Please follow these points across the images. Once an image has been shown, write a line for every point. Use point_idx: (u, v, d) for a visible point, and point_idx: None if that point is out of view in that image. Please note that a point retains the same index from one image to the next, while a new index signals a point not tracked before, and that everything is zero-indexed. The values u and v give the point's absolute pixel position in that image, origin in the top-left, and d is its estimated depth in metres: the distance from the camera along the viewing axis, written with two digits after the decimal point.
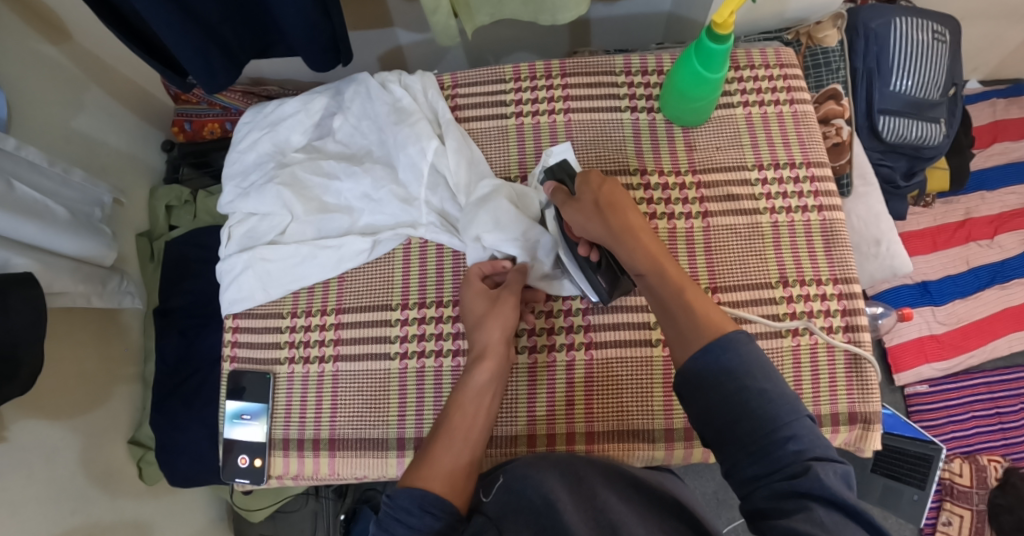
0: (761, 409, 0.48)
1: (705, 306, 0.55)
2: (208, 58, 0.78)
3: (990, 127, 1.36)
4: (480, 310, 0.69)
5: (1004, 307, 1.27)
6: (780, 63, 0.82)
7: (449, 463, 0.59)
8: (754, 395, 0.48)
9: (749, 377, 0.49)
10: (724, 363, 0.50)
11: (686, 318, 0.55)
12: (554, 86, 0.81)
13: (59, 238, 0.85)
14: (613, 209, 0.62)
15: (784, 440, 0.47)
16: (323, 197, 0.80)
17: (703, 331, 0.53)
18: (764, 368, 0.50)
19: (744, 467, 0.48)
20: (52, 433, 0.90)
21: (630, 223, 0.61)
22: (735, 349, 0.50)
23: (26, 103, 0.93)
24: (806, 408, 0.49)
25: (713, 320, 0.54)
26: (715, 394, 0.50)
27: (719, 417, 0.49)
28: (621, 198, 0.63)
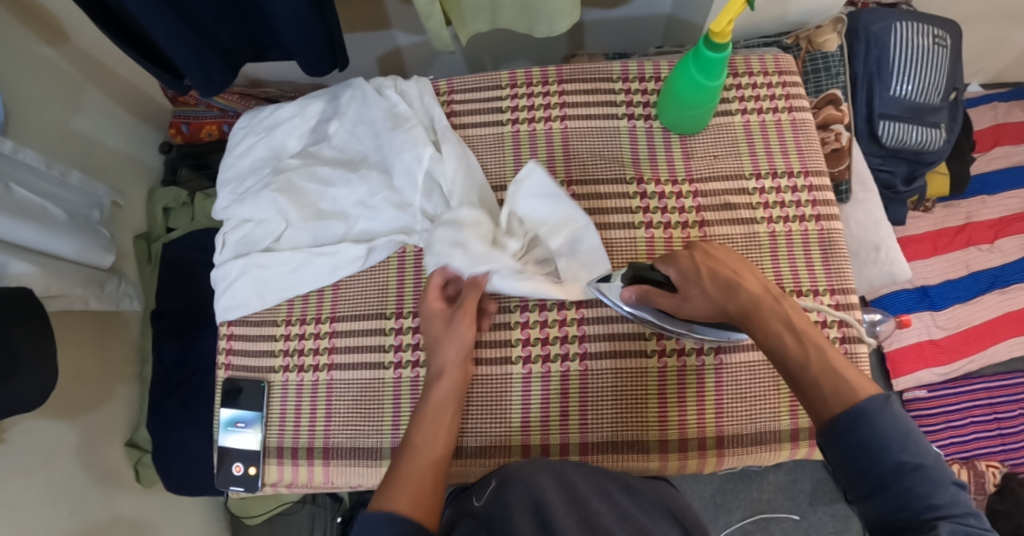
0: (890, 475, 0.48)
1: (841, 369, 0.53)
2: (203, 64, 0.78)
3: (991, 131, 1.35)
4: (438, 333, 0.70)
5: (1004, 312, 1.27)
6: (779, 70, 0.81)
7: (417, 479, 0.60)
8: (892, 466, 0.48)
9: (889, 444, 0.48)
10: (862, 436, 0.49)
11: (815, 387, 0.53)
12: (551, 93, 0.80)
13: (57, 239, 0.85)
14: (721, 280, 0.61)
15: (918, 506, 0.46)
16: (319, 203, 0.80)
17: (837, 398, 0.51)
18: (903, 436, 0.48)
19: (882, 518, 0.48)
20: (51, 436, 0.91)
21: (745, 294, 0.59)
22: (871, 420, 0.49)
23: (24, 104, 0.92)
24: (952, 474, 0.47)
25: (851, 385, 0.52)
26: (851, 461, 0.50)
27: (857, 481, 0.49)
28: (728, 269, 0.62)
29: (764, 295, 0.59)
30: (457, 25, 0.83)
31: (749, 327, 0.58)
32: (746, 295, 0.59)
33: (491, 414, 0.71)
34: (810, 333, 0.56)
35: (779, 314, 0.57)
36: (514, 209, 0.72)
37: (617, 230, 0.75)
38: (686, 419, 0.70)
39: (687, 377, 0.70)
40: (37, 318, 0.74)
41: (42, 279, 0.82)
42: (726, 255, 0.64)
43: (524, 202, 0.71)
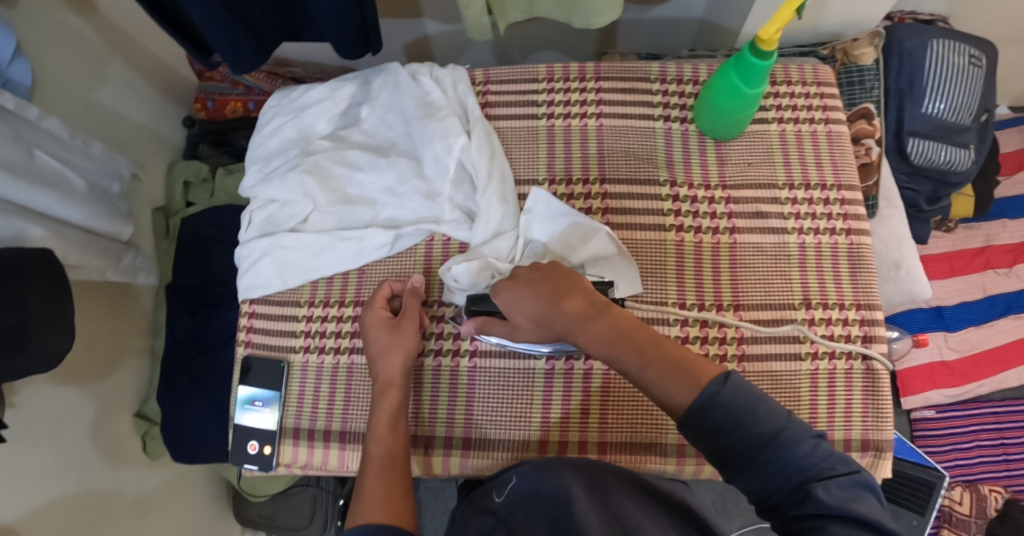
0: (759, 449, 0.49)
1: (681, 358, 0.55)
2: (235, 45, 0.78)
3: (1018, 154, 1.34)
4: (381, 344, 0.70)
5: (1018, 337, 1.26)
6: (817, 80, 0.80)
7: (383, 487, 0.63)
8: (755, 440, 0.49)
9: (742, 420, 0.50)
10: (718, 422, 0.51)
11: (662, 386, 0.55)
12: (587, 89, 0.80)
13: (78, 210, 0.85)
14: (545, 292, 0.62)
15: (790, 472, 0.48)
16: (346, 188, 0.79)
17: (686, 387, 0.53)
18: (751, 408, 0.50)
19: (763, 489, 0.50)
20: (60, 405, 0.91)
21: (568, 309, 0.60)
22: (718, 404, 0.51)
23: (47, 72, 0.92)
24: (803, 425, 0.50)
25: (692, 369, 0.54)
26: (720, 448, 0.51)
27: (732, 463, 0.50)
28: (550, 282, 0.63)
29: (589, 306, 0.61)
30: (497, 14, 0.82)
31: (584, 341, 0.60)
32: (574, 310, 0.60)
33: (509, 409, 0.71)
34: (642, 334, 0.58)
35: (603, 325, 0.59)
36: (530, 236, 0.74)
37: (647, 231, 0.75)
38: None
39: None
40: (57, 285, 0.74)
41: (60, 249, 0.82)
42: (552, 267, 0.65)
43: (536, 227, 0.73)
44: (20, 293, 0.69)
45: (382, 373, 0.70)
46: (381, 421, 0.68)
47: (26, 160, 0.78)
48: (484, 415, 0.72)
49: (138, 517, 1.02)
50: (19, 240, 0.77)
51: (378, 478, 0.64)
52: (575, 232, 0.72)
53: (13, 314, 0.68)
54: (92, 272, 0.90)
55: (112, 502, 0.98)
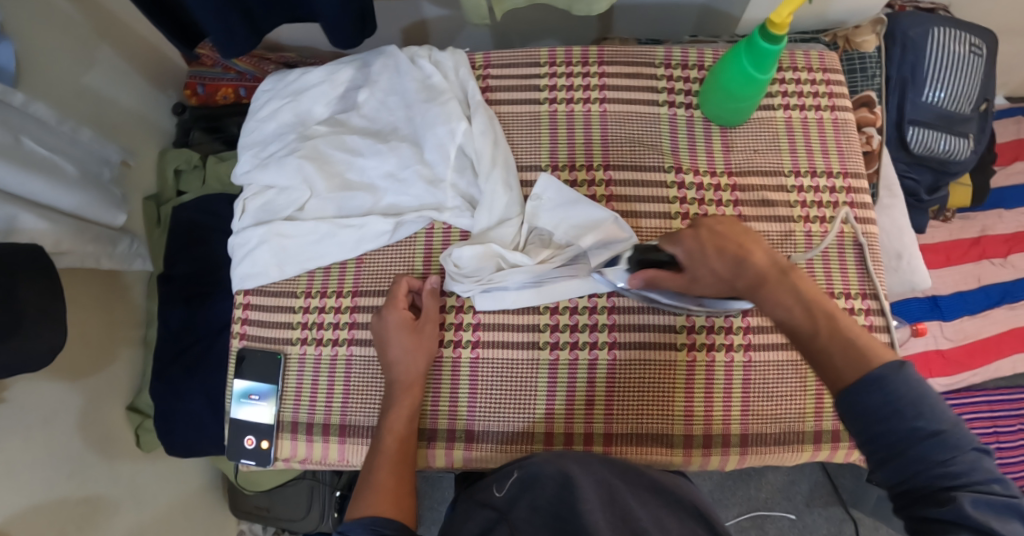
0: (909, 446, 0.46)
1: (857, 338, 0.51)
2: (226, 24, 0.75)
3: (1013, 145, 1.35)
4: (404, 343, 0.69)
5: (1012, 327, 1.27)
6: (824, 67, 0.79)
7: (392, 484, 0.63)
8: (908, 435, 0.46)
9: (908, 412, 0.47)
10: (874, 405, 0.48)
11: (837, 353, 0.51)
12: (591, 74, 0.78)
13: (69, 196, 0.82)
14: (728, 252, 0.58)
15: (936, 474, 0.46)
16: (346, 173, 0.77)
17: (853, 367, 0.50)
18: (919, 402, 0.47)
19: (899, 482, 0.47)
20: (52, 399, 0.88)
21: (752, 266, 0.57)
22: (885, 388, 0.47)
23: (35, 55, 0.89)
24: (970, 436, 0.46)
25: (870, 351, 0.50)
26: (867, 433, 0.48)
27: (872, 450, 0.48)
28: (733, 238, 0.59)
29: (772, 265, 0.57)
30: None
31: (760, 300, 0.57)
32: (753, 267, 0.57)
33: (516, 403, 0.70)
34: (823, 303, 0.54)
35: (785, 286, 0.55)
36: (536, 224, 0.72)
37: (652, 219, 0.74)
38: (712, 413, 0.69)
39: (714, 372, 0.70)
40: (47, 275, 0.71)
41: (52, 234, 0.79)
42: (728, 222, 0.61)
43: (546, 215, 0.71)
44: (9, 283, 0.67)
45: (404, 374, 0.68)
46: (398, 422, 0.67)
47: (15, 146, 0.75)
48: (489, 407, 0.70)
49: (133, 512, 1.00)
50: (9, 228, 0.74)
51: (389, 474, 0.63)
52: (584, 219, 0.70)
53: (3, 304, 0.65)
54: (89, 258, 0.87)
55: (106, 497, 0.96)
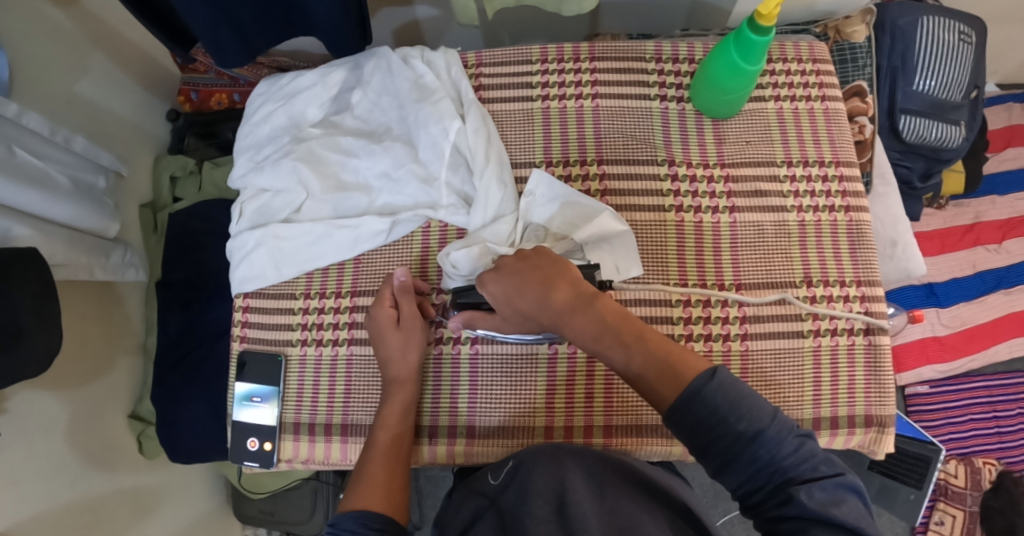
0: (745, 450, 0.50)
1: (667, 355, 0.56)
2: (215, 35, 0.74)
3: (1005, 131, 1.36)
4: (393, 338, 0.69)
5: (1008, 312, 1.27)
6: (813, 57, 0.80)
7: (383, 476, 0.63)
8: (740, 440, 0.50)
9: (727, 419, 0.50)
10: (699, 417, 0.51)
11: (653, 377, 0.55)
12: (582, 70, 0.79)
13: (62, 207, 0.82)
14: (534, 282, 0.62)
15: (772, 473, 0.49)
16: (341, 174, 0.77)
17: (670, 386, 0.54)
18: (735, 405, 0.50)
19: (743, 485, 0.51)
20: (52, 408, 0.88)
21: (555, 302, 0.61)
22: (701, 402, 0.51)
23: (28, 66, 0.89)
24: (788, 424, 0.50)
25: (679, 365, 0.55)
26: (700, 445, 0.51)
27: (718, 461, 0.51)
28: (540, 272, 0.62)
29: (577, 298, 0.61)
30: None
31: (566, 334, 0.61)
32: (557, 304, 0.61)
33: (513, 398, 0.71)
34: (629, 327, 0.58)
35: (585, 319, 0.59)
36: (531, 220, 0.73)
37: (647, 212, 0.74)
38: None
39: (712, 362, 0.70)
40: (43, 283, 0.71)
41: (46, 247, 0.80)
42: (541, 255, 0.64)
43: (540, 210, 0.72)
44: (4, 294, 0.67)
45: (397, 369, 0.69)
46: (392, 414, 0.68)
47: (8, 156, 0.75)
48: (489, 403, 0.71)
49: (138, 517, 1.00)
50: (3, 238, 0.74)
51: (378, 466, 0.64)
52: (580, 216, 0.72)
53: None
54: (80, 270, 0.87)
55: (110, 503, 0.96)
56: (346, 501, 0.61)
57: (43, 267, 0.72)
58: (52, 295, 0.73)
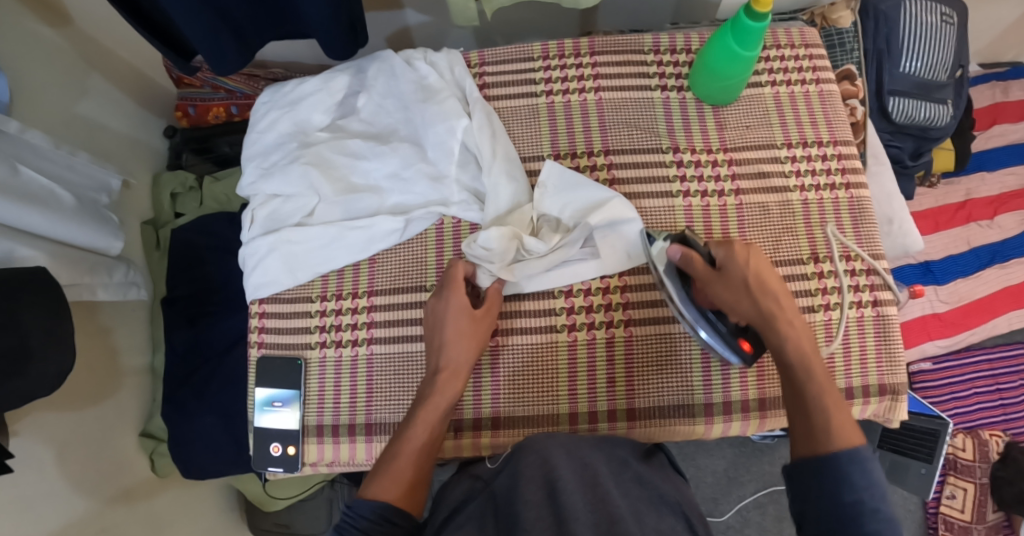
0: (864, 523, 0.52)
1: (840, 412, 0.58)
2: (219, 44, 0.77)
3: (990, 109, 1.39)
4: (460, 326, 0.68)
5: (1005, 285, 1.30)
6: (805, 43, 0.82)
7: (411, 470, 0.62)
8: (868, 511, 0.52)
9: (855, 490, 0.53)
10: (848, 473, 0.54)
11: (824, 420, 0.58)
12: (583, 65, 0.81)
13: (67, 227, 0.83)
14: (761, 286, 0.63)
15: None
16: (350, 177, 0.79)
17: (830, 436, 0.56)
18: (880, 489, 0.53)
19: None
20: (62, 427, 0.88)
21: (779, 307, 0.63)
22: (860, 465, 0.54)
23: (26, 87, 0.89)
24: None
25: (849, 431, 0.57)
26: (827, 493, 0.54)
27: (826, 517, 0.53)
28: (773, 276, 0.64)
29: (795, 315, 0.64)
30: None
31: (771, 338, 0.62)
32: (779, 310, 0.63)
33: (536, 387, 0.72)
34: (818, 368, 0.61)
35: (792, 335, 0.62)
36: (543, 211, 0.74)
37: (655, 198, 0.76)
38: (730, 384, 0.71)
39: None
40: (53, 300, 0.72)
41: (53, 267, 0.80)
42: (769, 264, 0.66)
43: (551, 200, 0.73)
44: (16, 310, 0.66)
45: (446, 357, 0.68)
46: (433, 408, 0.66)
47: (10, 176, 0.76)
48: (513, 393, 0.72)
49: None
50: (7, 259, 0.75)
51: (409, 459, 0.63)
52: (590, 206, 0.72)
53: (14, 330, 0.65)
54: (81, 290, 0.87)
55: (125, 522, 0.96)
56: (371, 485, 0.61)
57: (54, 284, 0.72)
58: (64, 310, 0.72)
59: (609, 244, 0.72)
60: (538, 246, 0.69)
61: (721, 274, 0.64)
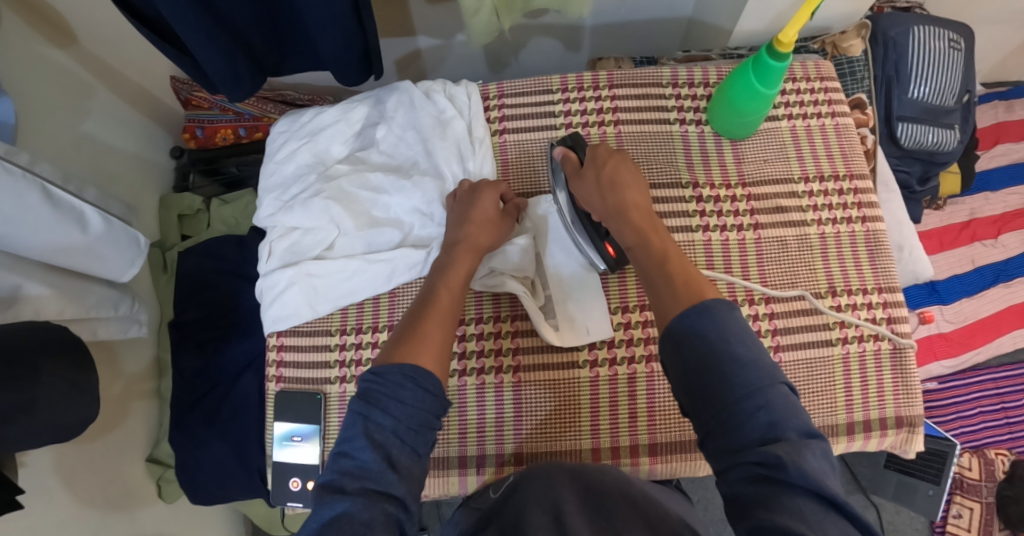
0: (739, 379, 0.50)
1: (690, 277, 0.60)
2: (232, 69, 0.75)
3: (993, 129, 1.41)
4: (485, 218, 0.72)
5: (1008, 304, 1.31)
6: (821, 75, 0.83)
7: (437, 339, 0.62)
8: (726, 359, 0.51)
9: (718, 340, 0.52)
10: (702, 327, 0.53)
11: (664, 279, 0.61)
12: (602, 97, 0.82)
13: (82, 255, 0.75)
14: (607, 180, 0.70)
15: (756, 408, 0.48)
16: (372, 211, 0.79)
17: (674, 299, 0.57)
18: (741, 332, 0.52)
19: (712, 428, 0.50)
20: (64, 462, 0.86)
21: (624, 195, 0.69)
22: (714, 314, 0.53)
23: (29, 108, 0.87)
24: (781, 376, 0.50)
25: (697, 287, 0.58)
26: (682, 351, 0.53)
27: (694, 381, 0.51)
28: (621, 176, 0.71)
29: (638, 204, 0.69)
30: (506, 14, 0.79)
31: (618, 221, 0.68)
32: (626, 199, 0.69)
33: (560, 426, 0.72)
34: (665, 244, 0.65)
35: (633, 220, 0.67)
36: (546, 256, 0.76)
37: (675, 233, 0.76)
38: None
39: None
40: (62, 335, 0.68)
41: (61, 305, 0.75)
42: (620, 160, 0.73)
43: (552, 246, 0.76)
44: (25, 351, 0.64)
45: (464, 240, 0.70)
46: (442, 305, 0.66)
47: (38, 198, 0.69)
48: (536, 430, 0.72)
49: None
50: (11, 296, 0.70)
51: (436, 331, 0.63)
52: (579, 280, 0.75)
53: (22, 369, 0.63)
54: (86, 328, 0.82)
55: None
56: (387, 356, 0.59)
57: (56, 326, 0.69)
58: (76, 347, 0.70)
59: (569, 318, 0.73)
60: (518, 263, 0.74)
61: (581, 174, 0.72)
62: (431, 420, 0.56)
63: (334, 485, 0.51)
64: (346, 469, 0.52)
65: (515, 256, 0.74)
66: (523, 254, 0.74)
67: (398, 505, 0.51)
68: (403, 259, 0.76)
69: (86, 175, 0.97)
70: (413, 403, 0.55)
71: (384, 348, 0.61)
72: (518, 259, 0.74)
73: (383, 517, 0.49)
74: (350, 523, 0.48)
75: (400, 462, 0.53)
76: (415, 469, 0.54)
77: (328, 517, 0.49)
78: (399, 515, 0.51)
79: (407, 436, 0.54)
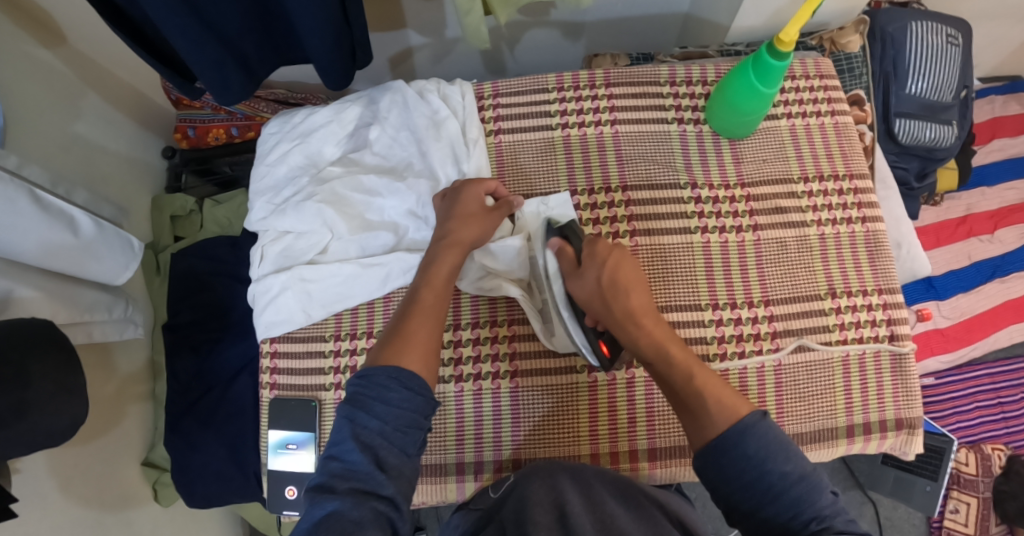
0: (787, 491, 0.50)
1: (720, 393, 0.57)
2: (224, 71, 0.74)
3: (990, 124, 1.41)
4: (479, 220, 0.71)
5: (1005, 300, 1.31)
6: (819, 73, 0.82)
7: (423, 338, 0.61)
8: (774, 477, 0.51)
9: (763, 460, 0.51)
10: (746, 452, 0.52)
11: (695, 398, 0.57)
12: (599, 97, 0.81)
13: (75, 259, 0.74)
14: (608, 280, 0.65)
15: (808, 518, 0.49)
16: (365, 214, 0.77)
17: (711, 425, 0.55)
18: (783, 447, 0.52)
19: (764, 530, 0.51)
20: (58, 468, 0.85)
21: (632, 303, 0.64)
22: (753, 434, 0.52)
23: (18, 110, 0.85)
24: (825, 481, 0.52)
25: (729, 405, 0.56)
26: (730, 477, 0.52)
27: (743, 498, 0.52)
28: (621, 274, 0.66)
29: (647, 311, 0.64)
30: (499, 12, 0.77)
31: (630, 333, 0.63)
32: (633, 307, 0.64)
33: (558, 432, 0.71)
34: (682, 359, 0.60)
35: (645, 333, 0.62)
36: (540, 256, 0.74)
37: (673, 235, 0.75)
38: None
39: (747, 378, 0.72)
40: (54, 342, 0.67)
41: (54, 309, 0.74)
42: (618, 255, 0.68)
43: None
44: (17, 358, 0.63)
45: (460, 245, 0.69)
46: (427, 303, 0.64)
47: (27, 202, 0.67)
48: (534, 435, 0.71)
49: None
50: (2, 300, 0.68)
51: (422, 331, 0.62)
52: None
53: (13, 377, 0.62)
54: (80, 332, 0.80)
55: None
56: (372, 360, 0.58)
57: (51, 330, 0.68)
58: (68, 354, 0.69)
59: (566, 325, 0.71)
60: (513, 266, 0.73)
61: (579, 272, 0.66)
62: (420, 420, 0.55)
63: (325, 487, 0.50)
64: (336, 471, 0.51)
65: (511, 258, 0.73)
66: (518, 258, 0.73)
67: (391, 505, 0.50)
68: (395, 262, 0.75)
69: (77, 177, 0.95)
70: (399, 404, 0.54)
71: (371, 352, 0.60)
72: (512, 262, 0.73)
73: (372, 514, 0.49)
74: (341, 521, 0.47)
75: (388, 462, 0.52)
76: (406, 470, 0.53)
77: (320, 516, 0.48)
78: (390, 513, 0.50)
79: (395, 438, 0.53)
